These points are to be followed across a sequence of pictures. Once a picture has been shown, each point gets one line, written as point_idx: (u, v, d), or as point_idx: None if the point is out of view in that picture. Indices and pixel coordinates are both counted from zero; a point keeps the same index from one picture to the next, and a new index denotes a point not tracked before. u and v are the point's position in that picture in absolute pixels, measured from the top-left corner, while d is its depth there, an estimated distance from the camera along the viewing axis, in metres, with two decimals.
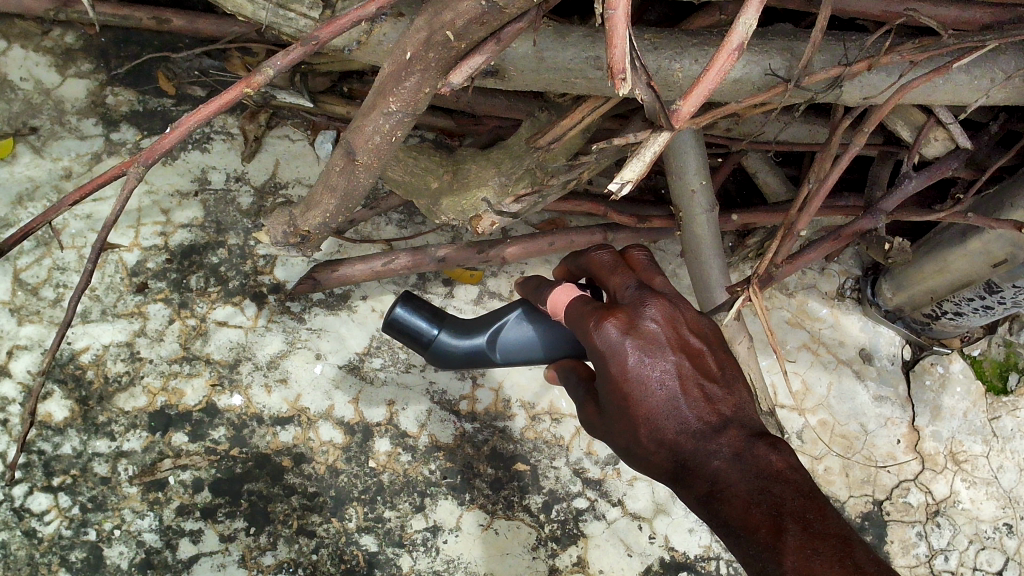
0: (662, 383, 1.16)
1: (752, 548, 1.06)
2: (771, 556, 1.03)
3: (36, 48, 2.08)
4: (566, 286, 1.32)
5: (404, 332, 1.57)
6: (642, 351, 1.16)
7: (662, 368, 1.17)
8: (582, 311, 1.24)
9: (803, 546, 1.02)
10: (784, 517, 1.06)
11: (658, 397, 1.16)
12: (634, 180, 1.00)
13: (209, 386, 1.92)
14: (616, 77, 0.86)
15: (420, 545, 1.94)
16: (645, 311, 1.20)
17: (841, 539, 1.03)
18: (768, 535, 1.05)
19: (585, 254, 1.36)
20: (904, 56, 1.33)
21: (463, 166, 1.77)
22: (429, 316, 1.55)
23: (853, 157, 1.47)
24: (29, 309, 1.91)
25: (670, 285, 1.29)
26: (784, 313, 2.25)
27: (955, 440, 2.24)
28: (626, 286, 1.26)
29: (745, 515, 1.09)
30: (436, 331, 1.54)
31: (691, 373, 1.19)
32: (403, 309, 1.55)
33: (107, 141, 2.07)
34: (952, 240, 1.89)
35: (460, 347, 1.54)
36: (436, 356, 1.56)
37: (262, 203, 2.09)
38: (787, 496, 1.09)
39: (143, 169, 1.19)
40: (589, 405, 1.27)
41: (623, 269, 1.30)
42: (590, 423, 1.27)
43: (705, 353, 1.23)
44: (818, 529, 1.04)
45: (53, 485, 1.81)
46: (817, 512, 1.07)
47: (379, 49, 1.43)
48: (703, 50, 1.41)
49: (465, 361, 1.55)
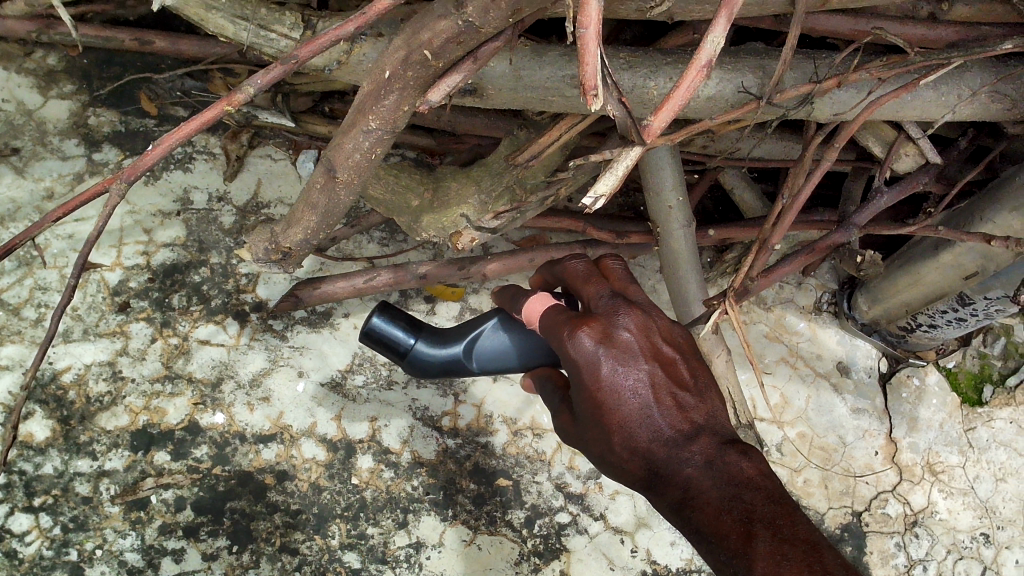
0: (635, 392, 1.19)
1: (723, 554, 1.08)
2: (742, 563, 1.05)
3: (18, 70, 2.09)
4: (541, 295, 1.34)
5: (381, 343, 1.59)
6: (616, 360, 1.19)
7: (635, 377, 1.19)
8: (556, 320, 1.26)
9: (773, 551, 1.04)
10: (754, 523, 1.08)
11: (632, 406, 1.18)
12: (607, 193, 1.00)
13: (192, 405, 1.93)
14: (589, 93, 0.87)
15: (403, 561, 1.94)
16: (617, 320, 1.23)
17: (811, 544, 1.05)
18: (739, 541, 1.07)
19: (559, 264, 1.38)
20: (872, 74, 1.36)
21: (444, 184, 1.79)
22: (405, 325, 1.58)
23: (826, 172, 1.51)
24: (11, 329, 1.92)
25: (644, 295, 1.32)
26: (762, 328, 2.28)
27: (932, 451, 2.26)
28: (599, 295, 1.29)
29: (716, 522, 1.10)
30: (413, 341, 1.57)
31: (663, 382, 1.22)
32: (380, 319, 1.58)
33: (89, 161, 2.08)
34: (924, 254, 1.92)
35: (437, 356, 1.56)
36: (413, 365, 1.59)
37: (245, 222, 2.10)
38: (757, 502, 1.11)
39: (125, 186, 1.20)
40: (563, 413, 1.29)
41: (596, 278, 1.32)
42: (564, 431, 1.29)
43: (677, 361, 1.25)
44: (787, 534, 1.06)
45: (35, 505, 1.81)
46: (787, 517, 1.09)
47: (359, 69, 1.45)
48: (677, 69, 1.44)
49: (442, 369, 1.57)
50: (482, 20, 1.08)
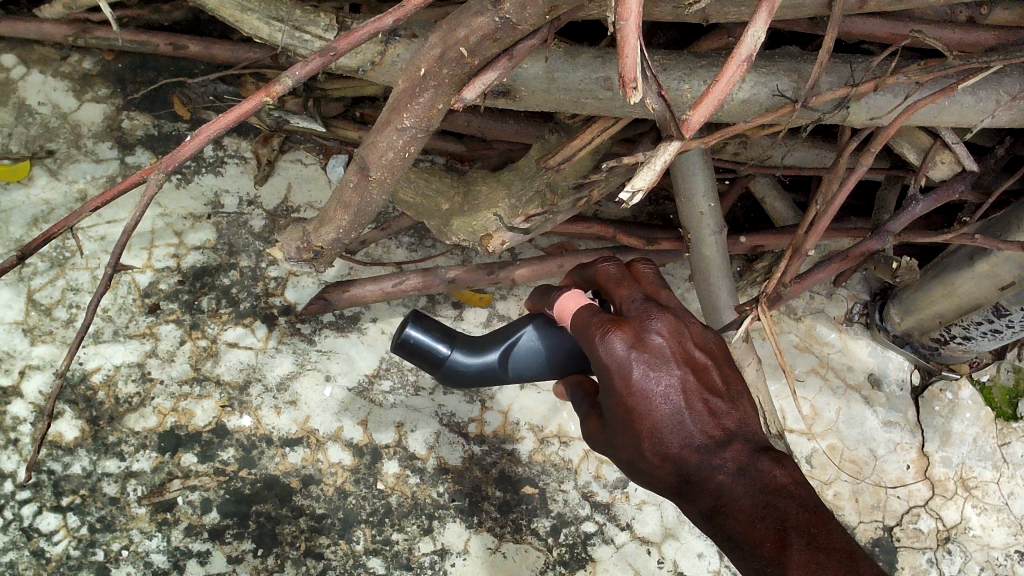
0: (666, 398, 1.16)
1: (757, 561, 1.06)
2: (775, 570, 1.03)
3: (54, 73, 2.12)
4: (574, 293, 1.31)
5: (414, 352, 1.53)
6: (647, 365, 1.16)
7: (667, 382, 1.16)
8: (586, 321, 1.23)
9: (808, 560, 1.01)
10: (789, 531, 1.05)
11: (663, 411, 1.15)
12: (645, 187, 0.99)
13: (220, 407, 1.93)
14: (628, 86, 0.87)
15: (427, 568, 1.92)
16: (650, 324, 1.20)
17: (846, 553, 1.01)
18: (773, 549, 1.04)
19: (592, 266, 1.36)
20: (910, 77, 1.35)
21: (473, 187, 1.80)
22: (440, 335, 1.52)
23: (861, 178, 1.49)
24: (43, 329, 1.93)
25: (676, 299, 1.29)
26: (792, 337, 2.26)
27: (965, 465, 2.23)
28: (632, 298, 1.26)
29: (750, 529, 1.08)
30: (449, 351, 1.51)
31: (695, 387, 1.19)
32: (414, 328, 1.51)
33: (122, 164, 2.09)
34: (959, 264, 1.90)
35: (473, 365, 1.51)
36: (446, 375, 1.53)
37: (275, 225, 2.11)
38: (791, 510, 1.08)
39: (164, 176, 1.20)
40: (592, 418, 1.27)
41: (628, 281, 1.30)
42: (593, 437, 1.26)
43: (709, 366, 1.23)
44: (822, 543, 1.03)
45: (62, 505, 1.81)
46: (822, 525, 1.06)
47: (393, 70, 1.46)
48: (711, 71, 1.44)
49: (477, 378, 1.53)
50: (519, 16, 1.09)
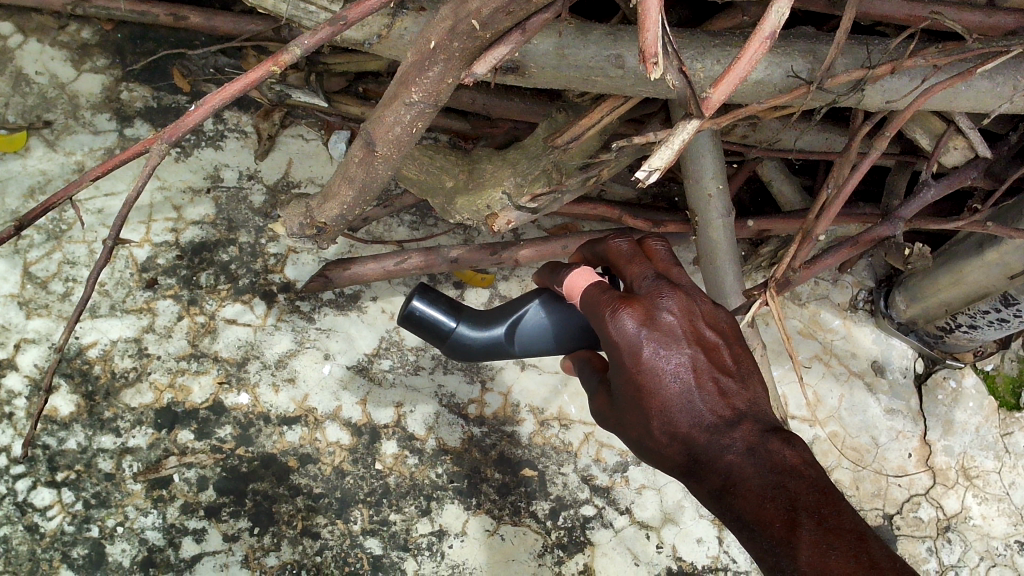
0: (676, 376, 1.14)
1: (766, 542, 1.02)
2: (785, 552, 0.99)
3: (52, 43, 2.08)
4: (584, 270, 1.28)
5: (419, 326, 1.49)
6: (658, 343, 1.14)
7: (677, 361, 1.14)
8: (597, 298, 1.21)
9: (818, 541, 0.97)
10: (799, 512, 1.01)
11: (673, 389, 1.13)
12: (662, 167, 1.02)
13: (217, 384, 1.91)
14: (649, 60, 0.86)
15: (425, 549, 1.91)
16: (661, 302, 1.18)
17: (857, 534, 0.98)
18: (783, 529, 1.01)
19: (603, 242, 1.33)
20: (928, 59, 1.32)
21: (478, 165, 1.78)
22: (446, 308, 1.48)
23: (873, 163, 1.44)
24: (38, 302, 1.90)
25: (688, 277, 1.26)
26: (796, 323, 2.25)
27: (967, 455, 2.22)
28: (643, 276, 1.24)
29: (758, 509, 1.04)
30: (454, 325, 1.48)
31: (705, 366, 1.16)
32: (419, 301, 1.47)
33: (121, 136, 2.06)
34: (969, 251, 1.89)
35: (478, 340, 1.48)
36: (451, 349, 1.50)
37: (275, 201, 2.08)
38: (802, 490, 1.04)
39: (167, 145, 1.16)
40: (601, 396, 1.25)
41: (640, 258, 1.27)
42: (601, 414, 1.25)
43: (720, 346, 1.20)
44: (833, 524, 0.99)
45: (57, 480, 1.79)
46: (833, 506, 1.02)
47: (400, 43, 1.43)
48: (726, 50, 1.40)
49: (482, 353, 1.50)
50: None
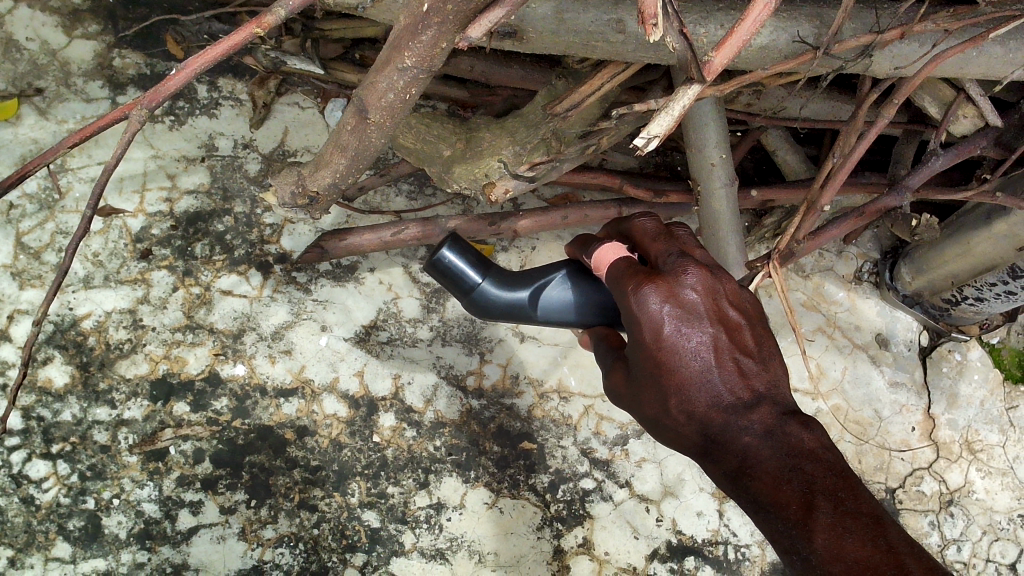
0: (697, 354, 1.11)
1: (782, 524, 1.00)
2: (802, 534, 0.97)
3: (43, 8, 2.04)
4: (613, 244, 1.25)
5: (446, 275, 1.47)
6: (680, 320, 1.11)
7: (698, 339, 1.11)
8: (621, 273, 1.18)
9: (834, 524, 0.95)
10: (816, 493, 0.99)
11: (692, 367, 1.11)
12: (661, 134, 0.98)
13: (213, 355, 1.89)
14: (648, 21, 0.82)
15: (423, 522, 1.89)
16: (686, 278, 1.14)
17: (875, 518, 0.96)
18: (798, 512, 0.98)
19: (628, 222, 1.30)
20: (940, 24, 1.28)
21: (476, 134, 1.75)
22: (475, 261, 1.46)
23: (880, 131, 1.40)
24: (31, 273, 1.87)
25: (712, 257, 1.23)
26: (800, 296, 2.22)
27: (971, 428, 2.20)
28: (668, 253, 1.20)
29: (775, 491, 1.02)
30: (479, 279, 1.44)
31: (726, 345, 1.14)
32: (450, 249, 1.46)
33: (113, 103, 2.02)
34: (975, 222, 1.86)
35: (500, 299, 1.43)
36: (472, 305, 1.46)
37: (270, 169, 2.05)
38: (818, 472, 1.02)
39: (147, 111, 1.11)
40: (618, 373, 1.22)
41: (664, 237, 1.24)
42: (618, 392, 1.22)
43: (743, 326, 1.17)
44: (849, 507, 0.97)
45: (52, 452, 1.78)
46: (850, 488, 1.00)
47: (394, 7, 1.39)
48: (730, 15, 1.36)
49: (503, 314, 1.45)
50: None
